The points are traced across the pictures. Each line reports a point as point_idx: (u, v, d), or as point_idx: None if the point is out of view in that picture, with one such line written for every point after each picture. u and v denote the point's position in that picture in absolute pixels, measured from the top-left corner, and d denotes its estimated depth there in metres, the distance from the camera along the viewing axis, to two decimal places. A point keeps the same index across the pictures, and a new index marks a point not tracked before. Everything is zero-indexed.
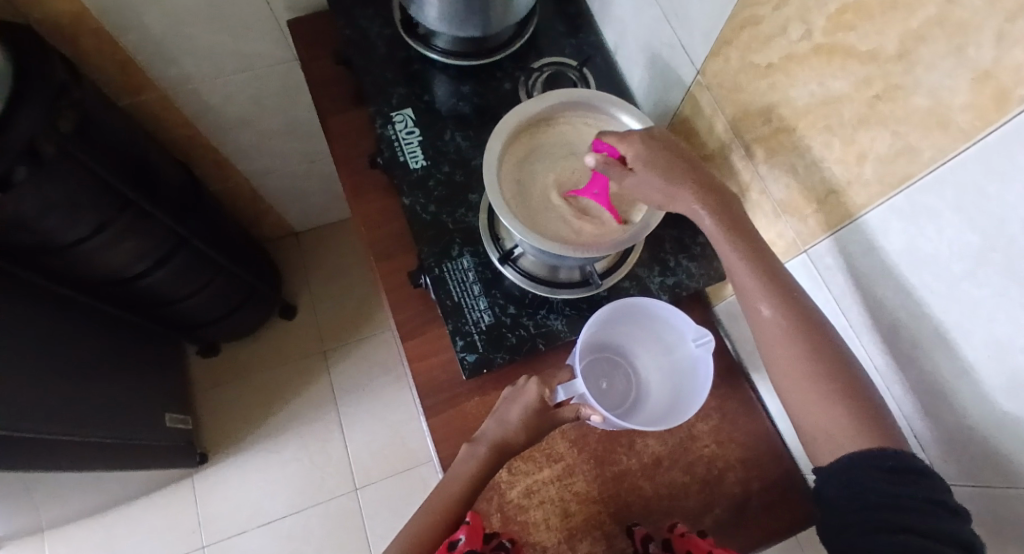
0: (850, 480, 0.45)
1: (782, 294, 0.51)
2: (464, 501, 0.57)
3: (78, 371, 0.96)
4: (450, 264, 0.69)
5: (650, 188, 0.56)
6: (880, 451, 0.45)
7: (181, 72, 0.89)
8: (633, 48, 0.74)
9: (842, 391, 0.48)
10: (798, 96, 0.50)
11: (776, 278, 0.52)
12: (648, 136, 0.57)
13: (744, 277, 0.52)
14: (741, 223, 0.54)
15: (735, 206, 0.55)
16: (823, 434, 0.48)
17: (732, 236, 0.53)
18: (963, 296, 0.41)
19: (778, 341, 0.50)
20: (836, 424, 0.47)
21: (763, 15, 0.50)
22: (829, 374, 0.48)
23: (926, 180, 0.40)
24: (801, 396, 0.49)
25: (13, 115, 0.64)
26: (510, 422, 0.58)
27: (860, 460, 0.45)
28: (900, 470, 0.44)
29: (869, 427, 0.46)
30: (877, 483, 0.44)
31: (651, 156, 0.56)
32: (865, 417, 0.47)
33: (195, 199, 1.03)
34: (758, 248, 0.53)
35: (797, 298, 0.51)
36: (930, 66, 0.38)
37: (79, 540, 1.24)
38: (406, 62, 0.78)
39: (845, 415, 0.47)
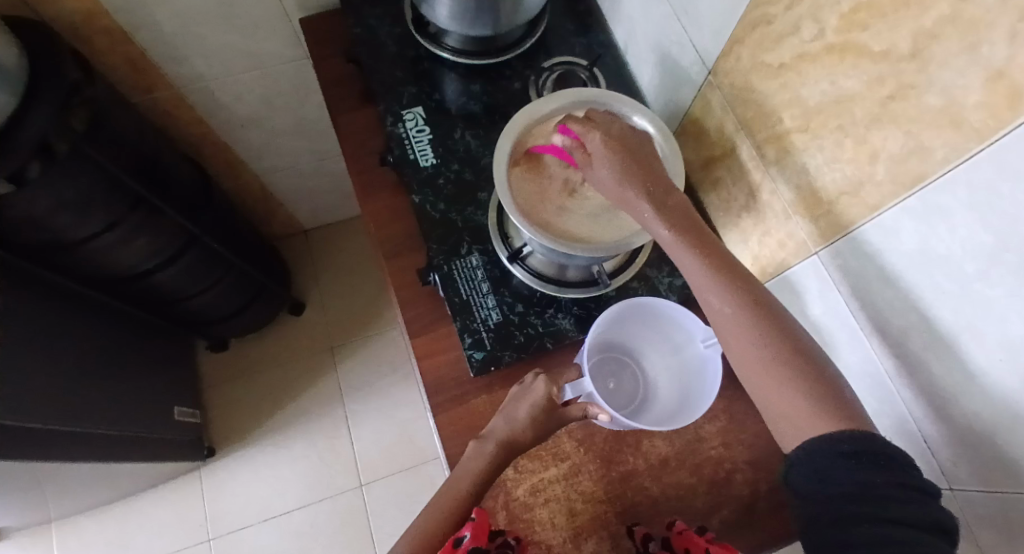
0: (817, 469, 0.45)
1: (733, 287, 0.52)
2: (472, 498, 0.57)
3: (89, 364, 0.97)
4: (459, 262, 0.69)
5: (606, 183, 0.57)
6: (839, 434, 0.45)
7: (193, 69, 0.90)
8: (643, 48, 0.74)
9: (799, 379, 0.48)
10: (810, 95, 0.50)
11: (726, 271, 0.52)
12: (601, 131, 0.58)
13: (694, 271, 0.53)
14: (692, 221, 0.55)
15: (687, 207, 0.56)
16: (787, 422, 0.48)
17: (683, 236, 0.54)
18: (975, 297, 0.40)
19: (733, 333, 0.51)
20: (797, 410, 0.47)
21: (774, 14, 0.50)
22: (789, 363, 0.49)
23: (939, 181, 0.40)
24: (766, 393, 0.50)
25: (27, 111, 0.65)
26: (517, 420, 0.58)
27: (819, 447, 0.45)
28: (863, 453, 0.43)
29: (834, 412, 0.46)
30: (844, 471, 0.43)
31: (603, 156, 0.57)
32: (824, 401, 0.47)
33: (206, 196, 1.03)
34: (708, 242, 0.54)
35: (754, 295, 0.52)
36: (943, 65, 0.38)
37: (90, 533, 1.25)
38: (417, 61, 0.79)
39: (804, 400, 0.47)
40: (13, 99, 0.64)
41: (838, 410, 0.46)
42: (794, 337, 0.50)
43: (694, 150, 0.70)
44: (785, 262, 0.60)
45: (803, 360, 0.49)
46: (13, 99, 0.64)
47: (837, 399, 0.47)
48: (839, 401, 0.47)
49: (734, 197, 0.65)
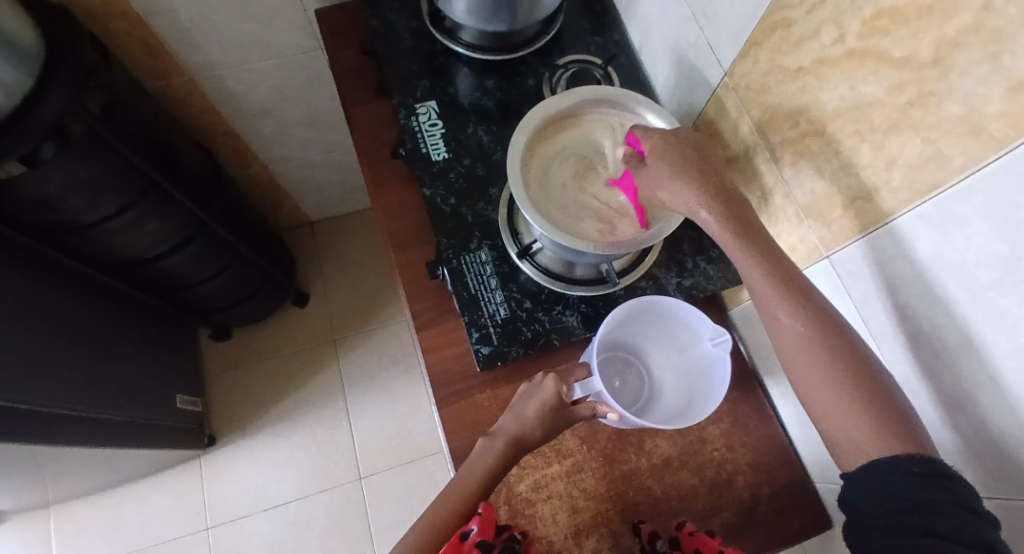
0: (874, 485, 0.43)
1: (798, 301, 0.50)
2: (481, 495, 0.57)
3: (92, 349, 0.97)
4: (468, 257, 0.69)
5: (665, 187, 0.57)
6: (906, 456, 0.43)
7: (207, 56, 0.90)
8: (658, 48, 0.74)
9: (865, 398, 0.47)
10: (827, 100, 0.50)
11: (785, 279, 0.51)
12: (660, 137, 0.59)
13: (757, 283, 0.52)
14: (746, 220, 0.54)
15: (746, 208, 0.55)
16: (850, 442, 0.46)
17: (742, 241, 0.53)
18: (988, 306, 0.40)
19: (798, 350, 0.50)
20: (865, 431, 0.46)
21: (795, 18, 0.50)
22: (856, 384, 0.47)
23: (955, 189, 0.40)
24: (828, 412, 0.48)
25: (43, 92, 0.65)
26: (526, 418, 0.58)
27: (883, 466, 0.44)
28: (924, 473, 0.42)
29: (897, 433, 0.45)
30: (904, 487, 0.42)
31: (661, 156, 0.57)
32: (890, 421, 0.45)
33: (216, 183, 1.03)
34: (769, 251, 0.53)
35: (819, 306, 0.50)
36: (965, 73, 0.38)
37: (87, 515, 1.26)
38: (432, 55, 0.79)
39: (869, 422, 0.46)
40: (29, 80, 0.64)
41: (901, 432, 0.45)
42: (861, 356, 0.48)
43: None
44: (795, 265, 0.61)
45: (868, 380, 0.47)
46: (28, 81, 0.64)
47: (900, 419, 0.46)
48: (900, 419, 0.45)
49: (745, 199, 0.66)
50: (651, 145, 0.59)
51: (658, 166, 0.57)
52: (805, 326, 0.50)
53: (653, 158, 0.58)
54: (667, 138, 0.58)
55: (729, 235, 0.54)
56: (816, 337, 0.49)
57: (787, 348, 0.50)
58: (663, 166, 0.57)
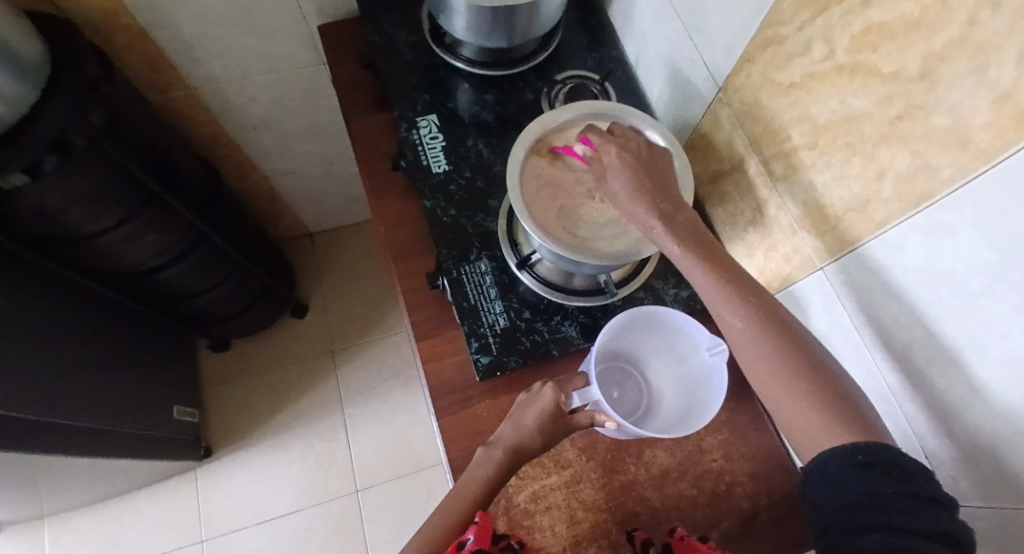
0: (830, 478, 0.45)
1: (739, 298, 0.53)
2: (480, 504, 0.57)
3: (89, 359, 0.97)
4: (468, 267, 0.70)
5: (621, 197, 0.59)
6: (850, 445, 0.45)
7: (209, 70, 0.91)
8: (653, 63, 0.76)
9: (813, 390, 0.49)
10: (819, 113, 0.51)
11: (736, 286, 0.53)
12: (617, 152, 0.60)
13: (702, 283, 0.55)
14: (703, 236, 0.57)
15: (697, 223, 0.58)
16: (805, 437, 0.48)
17: (695, 252, 0.55)
18: (979, 313, 0.41)
19: (746, 346, 0.52)
20: (814, 424, 0.48)
21: (786, 34, 0.51)
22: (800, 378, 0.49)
23: (945, 199, 0.41)
24: (785, 410, 0.50)
25: (45, 106, 0.66)
26: (525, 427, 0.59)
27: (834, 459, 0.45)
28: (873, 462, 0.44)
29: (843, 421, 0.47)
30: (854, 478, 0.44)
31: (619, 165, 0.59)
32: (839, 412, 0.47)
33: (216, 195, 1.04)
34: (710, 250, 0.56)
35: (770, 308, 0.52)
36: (951, 85, 0.39)
37: (81, 531, 1.24)
38: (432, 69, 0.80)
39: (818, 413, 0.48)
40: (33, 93, 0.65)
41: (841, 425, 0.47)
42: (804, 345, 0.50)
43: (703, 164, 0.71)
44: (791, 276, 0.61)
45: (811, 369, 0.49)
46: (32, 93, 0.65)
47: (847, 407, 0.48)
48: (846, 408, 0.48)
49: (741, 211, 0.67)
50: (608, 157, 0.60)
51: (617, 181, 0.59)
52: (747, 323, 0.52)
53: (612, 168, 0.60)
54: (623, 154, 0.60)
55: (678, 244, 0.56)
56: (761, 333, 0.51)
57: (738, 347, 0.52)
58: (621, 175, 0.59)
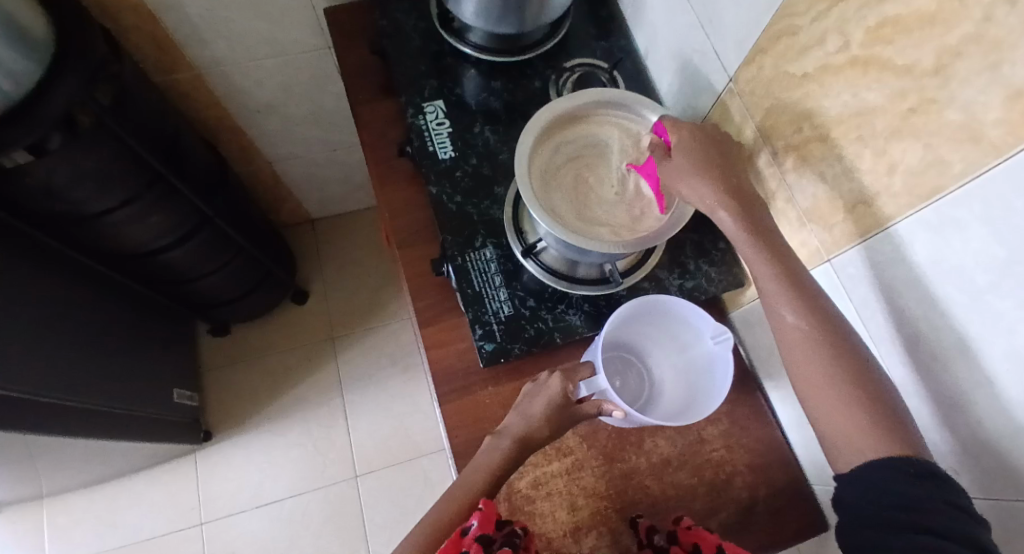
0: (868, 482, 0.45)
1: (802, 296, 0.52)
2: (486, 492, 0.58)
3: (90, 341, 0.97)
4: (473, 254, 0.70)
5: (688, 184, 0.57)
6: (902, 458, 0.45)
7: (215, 52, 0.90)
8: (663, 53, 0.75)
9: (865, 397, 0.48)
10: (830, 106, 0.51)
11: (799, 285, 0.52)
12: (685, 136, 0.59)
13: (766, 277, 0.53)
14: (765, 231, 0.55)
15: (762, 215, 0.56)
16: (850, 441, 0.47)
17: (760, 248, 0.54)
18: (985, 308, 0.41)
19: (800, 346, 0.51)
20: (861, 430, 0.47)
21: (800, 26, 0.51)
22: (852, 384, 0.48)
23: (955, 193, 0.41)
24: (831, 413, 0.49)
25: (52, 83, 0.66)
26: (533, 417, 0.59)
27: (876, 466, 0.45)
28: (920, 473, 0.44)
29: (887, 432, 0.46)
30: (892, 483, 0.44)
31: (688, 153, 0.58)
32: (887, 422, 0.47)
33: (219, 178, 1.04)
34: (775, 244, 0.54)
35: (830, 313, 0.51)
36: (965, 80, 0.39)
37: (80, 511, 1.25)
38: (439, 55, 0.80)
39: (867, 421, 0.47)
40: (38, 70, 0.64)
41: (889, 434, 0.46)
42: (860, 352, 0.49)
43: None
44: None
45: (862, 375, 0.49)
46: (39, 70, 0.65)
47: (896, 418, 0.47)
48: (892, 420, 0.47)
49: None
50: (675, 141, 0.59)
51: (683, 168, 0.58)
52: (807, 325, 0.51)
53: (677, 152, 0.59)
54: (693, 139, 0.58)
55: (744, 238, 0.55)
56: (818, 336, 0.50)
57: (789, 344, 0.51)
58: (688, 165, 0.58)
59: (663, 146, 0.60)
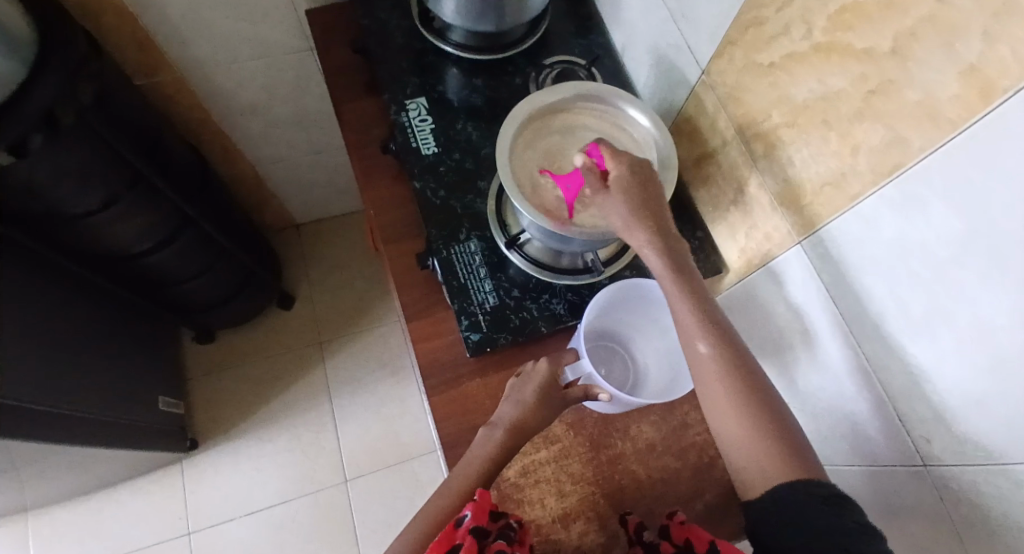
0: (786, 509, 0.48)
1: (715, 331, 0.55)
2: (483, 483, 0.57)
3: (72, 348, 0.96)
4: (458, 247, 0.71)
5: (616, 218, 0.58)
6: (807, 482, 0.49)
7: (198, 54, 0.91)
8: (639, 49, 0.77)
9: (772, 429, 0.52)
10: (797, 92, 0.53)
11: (710, 319, 0.56)
12: (625, 167, 0.59)
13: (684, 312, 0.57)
14: (685, 264, 0.58)
15: (682, 248, 0.58)
16: (756, 468, 0.51)
17: (676, 280, 0.57)
18: (947, 277, 0.43)
19: (712, 374, 0.55)
20: (769, 457, 0.51)
21: (767, 16, 0.53)
22: (759, 418, 0.53)
23: (915, 169, 0.43)
24: (741, 440, 0.53)
25: (33, 84, 0.66)
26: (524, 401, 0.60)
27: (788, 492, 0.49)
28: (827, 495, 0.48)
29: (790, 458, 0.51)
30: (808, 510, 0.47)
31: (624, 187, 0.58)
32: (791, 450, 0.51)
33: (203, 183, 1.04)
34: (694, 281, 0.57)
35: (738, 345, 0.55)
36: (921, 61, 0.41)
37: (63, 524, 1.23)
38: (421, 53, 0.81)
39: (775, 449, 0.51)
40: (21, 70, 0.65)
41: (795, 459, 0.51)
42: (767, 390, 0.54)
43: (687, 147, 0.73)
44: (769, 253, 0.64)
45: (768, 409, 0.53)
46: (21, 69, 0.65)
47: (797, 450, 0.51)
48: (793, 448, 0.51)
49: (723, 192, 0.69)
50: (612, 175, 0.58)
51: (616, 205, 0.58)
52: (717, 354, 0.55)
53: (614, 187, 0.58)
54: (627, 174, 0.58)
55: (665, 270, 0.57)
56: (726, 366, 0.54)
57: (702, 372, 0.55)
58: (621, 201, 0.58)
59: (598, 175, 0.59)
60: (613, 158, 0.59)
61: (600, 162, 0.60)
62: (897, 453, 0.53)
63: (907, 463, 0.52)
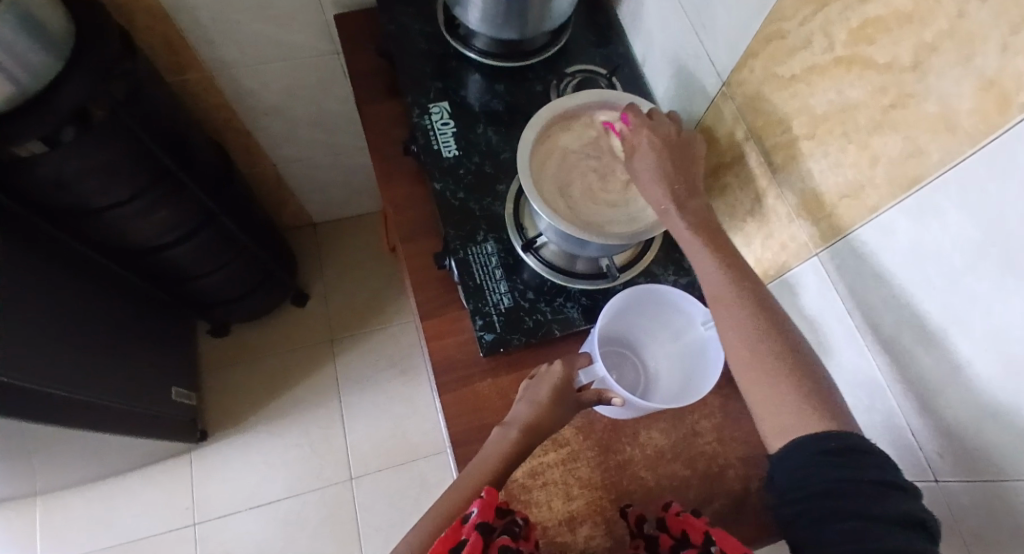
0: (803, 466, 0.48)
1: (738, 281, 0.57)
2: (492, 482, 0.58)
3: (92, 335, 0.98)
4: (475, 248, 0.72)
5: (642, 175, 0.63)
6: (824, 434, 0.48)
7: (226, 53, 0.93)
8: (660, 60, 0.79)
9: (793, 378, 0.52)
10: (817, 104, 0.54)
11: (734, 267, 0.57)
12: (647, 135, 0.63)
13: (704, 262, 0.58)
14: (711, 223, 0.60)
15: (706, 212, 0.61)
16: (776, 418, 0.51)
17: (698, 232, 0.59)
18: (963, 290, 0.44)
19: (732, 324, 0.55)
20: (787, 406, 0.51)
21: (789, 29, 0.54)
22: (787, 368, 0.52)
23: (933, 181, 0.44)
24: (760, 391, 0.53)
25: (67, 78, 0.68)
26: (537, 402, 0.61)
27: (809, 442, 0.48)
28: (843, 450, 0.47)
29: (818, 413, 0.50)
30: (828, 470, 0.46)
31: (647, 152, 0.63)
32: (815, 399, 0.51)
33: (226, 179, 1.06)
34: (725, 249, 0.59)
35: (764, 297, 0.56)
36: (940, 75, 0.42)
37: (72, 510, 1.24)
38: (445, 58, 0.83)
39: (795, 397, 0.51)
40: (56, 64, 0.67)
41: (820, 409, 0.50)
42: (796, 342, 0.54)
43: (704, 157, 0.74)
44: (786, 263, 0.64)
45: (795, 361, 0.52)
46: (56, 65, 0.67)
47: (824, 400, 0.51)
48: (827, 404, 0.50)
49: (740, 202, 0.69)
50: (638, 141, 0.64)
51: (642, 165, 0.63)
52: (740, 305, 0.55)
53: (639, 153, 0.63)
54: (653, 138, 0.63)
55: (686, 223, 0.60)
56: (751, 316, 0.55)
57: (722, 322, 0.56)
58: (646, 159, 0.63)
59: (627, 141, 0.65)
60: (637, 125, 0.65)
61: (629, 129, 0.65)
62: (910, 466, 0.54)
63: (919, 476, 0.53)
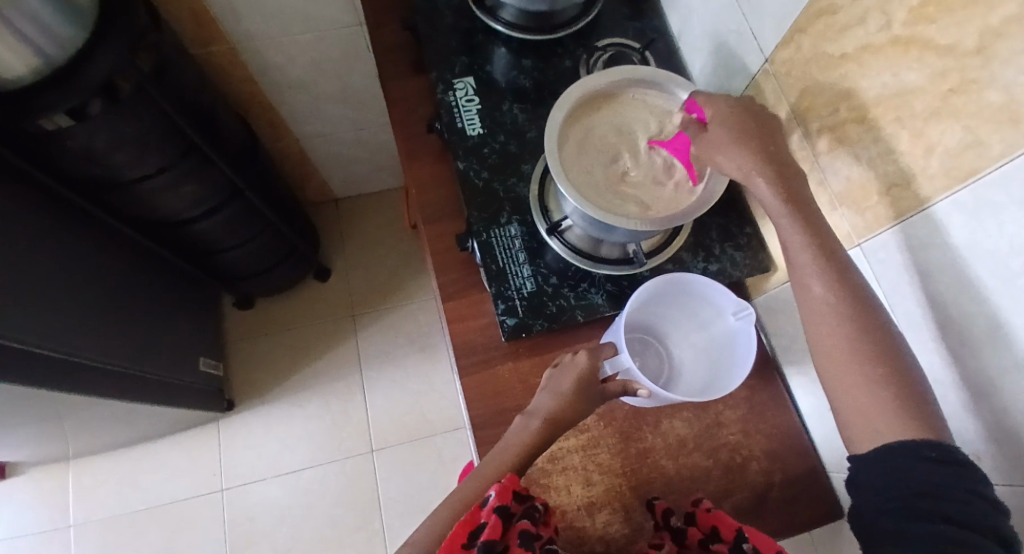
0: (890, 465, 0.45)
1: (834, 270, 0.51)
2: (513, 470, 0.57)
3: (121, 305, 1.00)
4: (498, 231, 0.70)
5: (720, 153, 0.57)
6: (923, 441, 0.45)
7: (249, 26, 0.92)
8: (698, 35, 0.75)
9: (891, 381, 0.47)
10: (869, 86, 0.50)
11: (828, 254, 0.52)
12: (723, 108, 0.58)
13: (799, 248, 0.53)
14: (804, 201, 0.54)
15: (802, 187, 0.55)
16: (863, 422, 0.48)
17: (791, 211, 0.54)
18: (1017, 292, 0.41)
19: (824, 317, 0.51)
20: (877, 410, 0.47)
21: (841, 4, 0.50)
22: (883, 370, 0.48)
23: (993, 174, 0.41)
24: (851, 392, 0.49)
25: (95, 50, 0.67)
26: (561, 393, 0.60)
27: (898, 448, 0.45)
28: (944, 459, 0.43)
29: (911, 416, 0.46)
30: (920, 472, 0.44)
31: (722, 127, 0.57)
32: (910, 405, 0.47)
33: (251, 154, 1.06)
34: (817, 228, 0.53)
35: (859, 286, 0.51)
36: (1007, 61, 0.38)
37: (104, 471, 1.29)
38: (471, 32, 0.80)
39: (890, 401, 0.47)
40: (82, 36, 0.66)
41: (916, 417, 0.46)
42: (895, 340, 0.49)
43: None
44: None
45: (892, 363, 0.48)
46: (81, 35, 0.66)
47: (920, 407, 0.47)
48: (924, 408, 0.47)
49: None
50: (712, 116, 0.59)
51: (717, 139, 0.57)
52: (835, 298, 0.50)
53: (715, 125, 0.58)
54: (728, 111, 0.58)
55: (775, 200, 0.54)
56: (846, 309, 0.50)
57: (817, 316, 0.51)
58: (723, 132, 0.57)
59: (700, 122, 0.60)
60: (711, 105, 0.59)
61: (699, 113, 0.61)
62: None
63: None
